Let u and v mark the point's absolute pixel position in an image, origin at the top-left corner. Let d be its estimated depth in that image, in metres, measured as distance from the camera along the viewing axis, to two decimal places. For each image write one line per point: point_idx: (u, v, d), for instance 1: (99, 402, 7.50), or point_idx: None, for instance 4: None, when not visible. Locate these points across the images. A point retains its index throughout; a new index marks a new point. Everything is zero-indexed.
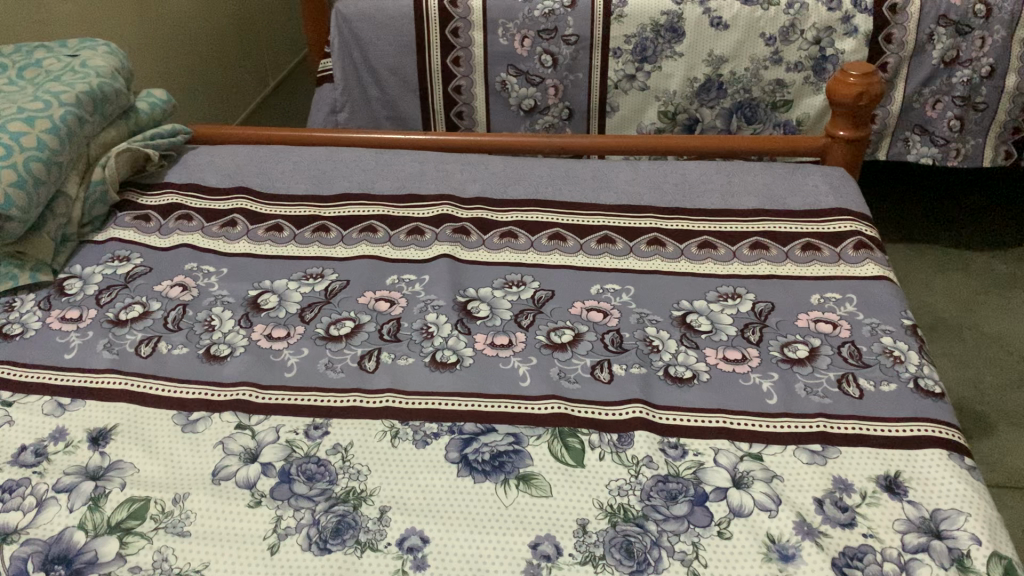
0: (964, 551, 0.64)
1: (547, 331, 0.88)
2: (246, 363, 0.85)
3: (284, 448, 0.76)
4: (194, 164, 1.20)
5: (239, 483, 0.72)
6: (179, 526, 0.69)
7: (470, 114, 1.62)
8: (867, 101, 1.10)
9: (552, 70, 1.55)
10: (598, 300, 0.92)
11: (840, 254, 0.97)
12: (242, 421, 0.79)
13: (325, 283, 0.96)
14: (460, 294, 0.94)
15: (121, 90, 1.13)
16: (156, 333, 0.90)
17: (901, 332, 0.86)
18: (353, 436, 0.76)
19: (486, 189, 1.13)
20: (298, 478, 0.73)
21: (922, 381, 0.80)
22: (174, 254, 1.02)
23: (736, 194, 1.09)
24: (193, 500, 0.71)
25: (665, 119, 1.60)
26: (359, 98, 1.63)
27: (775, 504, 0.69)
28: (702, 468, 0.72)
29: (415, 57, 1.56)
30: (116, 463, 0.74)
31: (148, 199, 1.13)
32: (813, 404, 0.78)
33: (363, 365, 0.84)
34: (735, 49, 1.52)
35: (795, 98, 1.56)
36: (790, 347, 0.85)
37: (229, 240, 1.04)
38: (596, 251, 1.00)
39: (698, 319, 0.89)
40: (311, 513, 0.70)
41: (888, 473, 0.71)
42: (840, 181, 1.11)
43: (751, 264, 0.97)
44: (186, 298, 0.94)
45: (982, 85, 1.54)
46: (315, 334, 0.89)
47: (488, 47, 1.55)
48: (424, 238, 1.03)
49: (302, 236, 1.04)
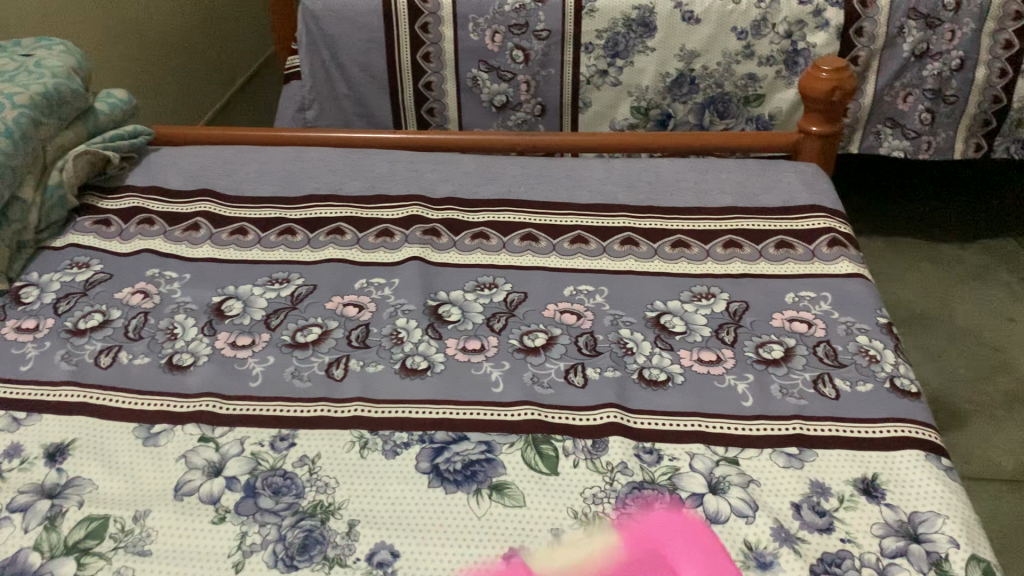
0: (941, 555, 0.63)
1: (521, 334, 0.86)
2: (210, 373, 0.83)
3: (250, 461, 0.73)
4: (157, 165, 1.17)
5: (203, 498, 0.70)
6: (138, 545, 0.67)
7: (441, 110, 1.60)
8: (840, 96, 1.10)
9: (523, 65, 1.53)
10: (572, 302, 0.91)
11: (814, 252, 0.96)
12: (206, 432, 0.76)
13: (291, 288, 0.93)
14: (431, 297, 0.92)
15: (78, 90, 1.10)
16: (117, 342, 0.87)
17: (876, 330, 0.85)
18: (321, 446, 0.74)
19: (458, 189, 1.11)
20: (264, 492, 0.70)
21: (899, 380, 0.79)
22: (136, 260, 0.99)
23: (710, 192, 1.08)
24: (155, 517, 0.69)
25: (638, 114, 1.58)
26: (328, 95, 1.60)
27: (753, 510, 0.67)
28: (678, 474, 0.71)
29: (385, 53, 1.54)
30: (74, 480, 0.72)
31: (108, 202, 1.10)
32: (789, 405, 0.77)
33: (331, 373, 0.82)
34: (708, 43, 1.50)
35: (767, 92, 1.55)
36: (765, 347, 0.84)
37: (193, 244, 1.02)
38: (570, 251, 0.99)
39: (672, 319, 0.88)
40: (277, 529, 0.68)
41: (866, 476, 0.70)
42: (814, 177, 1.10)
43: (725, 263, 0.96)
44: (147, 306, 0.92)
45: (953, 79, 1.54)
46: (282, 341, 0.86)
47: (459, 43, 1.52)
48: (394, 240, 1.01)
49: (268, 239, 1.02)
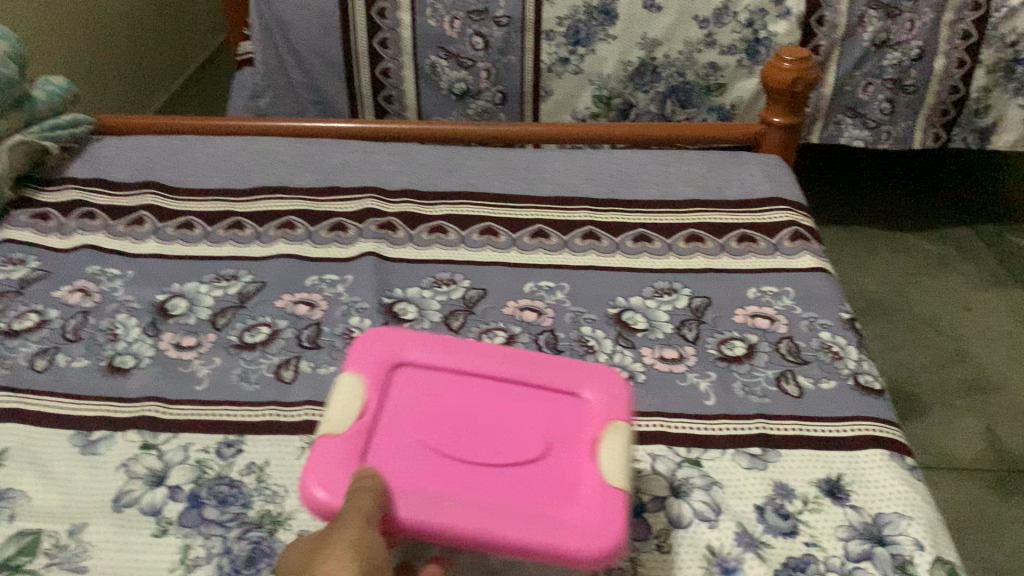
0: (907, 557, 0.62)
1: (479, 333, 0.84)
2: (153, 376, 0.79)
3: (194, 469, 0.70)
4: (99, 156, 1.12)
5: (143, 510, 0.67)
6: (74, 561, 0.63)
7: (399, 98, 1.56)
8: (802, 87, 1.09)
9: (483, 53, 1.50)
10: (531, 298, 0.88)
11: (776, 246, 0.95)
12: (147, 439, 0.73)
13: (240, 286, 0.90)
14: (386, 294, 0.89)
15: (12, 77, 1.04)
16: (54, 344, 0.83)
17: (839, 326, 0.84)
18: (269, 453, 0.71)
19: (415, 181, 1.08)
20: (209, 502, 0.67)
21: (862, 377, 0.78)
22: (75, 256, 0.94)
23: (672, 184, 1.06)
24: (92, 530, 0.65)
25: (600, 104, 1.56)
26: (281, 82, 1.55)
27: (716, 513, 0.66)
28: (640, 477, 0.69)
29: (340, 39, 1.49)
30: (5, 493, 0.68)
31: (46, 195, 1.05)
32: (751, 404, 0.76)
33: (281, 375, 0.79)
34: (669, 32, 1.48)
35: (729, 82, 1.53)
36: (727, 344, 0.82)
37: (136, 239, 0.97)
38: (529, 246, 0.96)
39: (634, 316, 0.86)
40: (223, 541, 0.64)
41: (830, 477, 0.69)
42: (776, 169, 1.09)
43: (687, 257, 0.94)
44: (87, 305, 0.87)
45: (912, 68, 1.54)
46: (229, 341, 0.83)
47: (416, 29, 1.48)
48: (347, 235, 0.98)
49: (216, 234, 0.98)
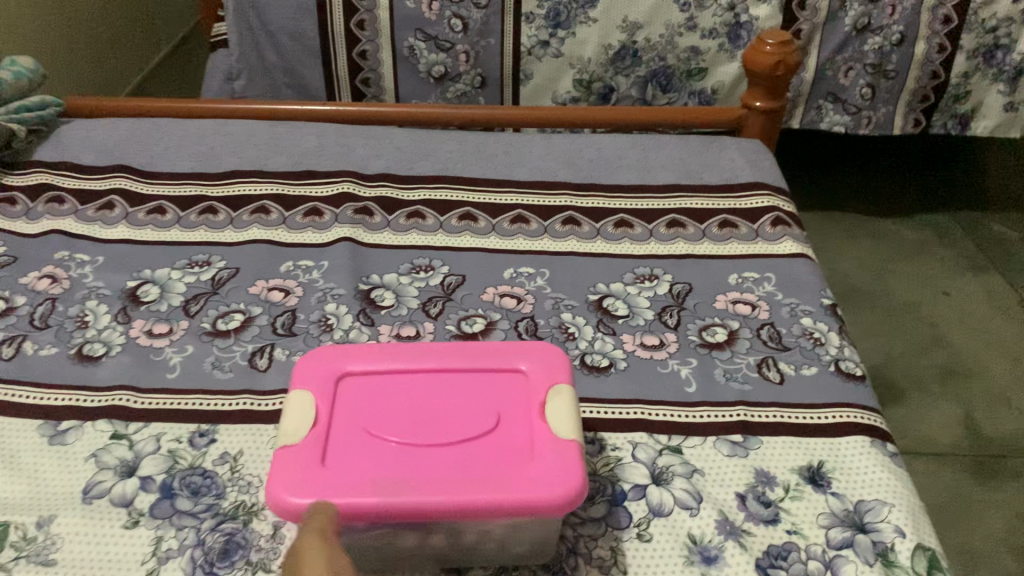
0: (888, 545, 0.62)
1: (458, 320, 0.82)
2: (124, 364, 0.77)
3: (166, 459, 0.68)
4: (67, 139, 1.09)
5: (114, 501, 0.65)
6: (42, 554, 0.62)
7: (376, 81, 1.53)
8: (784, 71, 1.08)
9: (462, 35, 1.47)
10: (511, 285, 0.87)
11: (758, 231, 0.94)
12: (118, 430, 0.71)
13: (213, 272, 0.88)
14: (363, 281, 0.87)
15: None
16: (21, 332, 0.80)
17: (820, 312, 0.83)
18: (243, 443, 0.70)
19: (392, 165, 1.06)
20: (182, 493, 0.66)
21: (843, 364, 0.77)
22: (43, 242, 0.92)
23: (653, 169, 1.05)
24: (60, 522, 0.64)
25: (580, 88, 1.55)
26: (257, 64, 1.52)
27: (697, 502, 0.65)
28: (620, 465, 0.68)
29: (316, 21, 1.47)
30: None
31: (13, 178, 1.02)
32: (732, 391, 0.75)
33: (255, 364, 0.77)
34: (651, 14, 1.46)
35: (710, 66, 1.52)
36: (708, 330, 0.81)
37: (106, 224, 0.95)
38: (509, 231, 0.95)
39: (615, 302, 0.85)
40: (196, 532, 0.63)
41: (811, 464, 0.68)
42: (757, 154, 1.08)
43: (668, 243, 0.93)
44: (55, 292, 0.85)
45: (893, 53, 1.53)
46: (201, 329, 0.81)
47: (393, 10, 1.45)
48: (324, 220, 0.96)
49: (189, 219, 0.96)
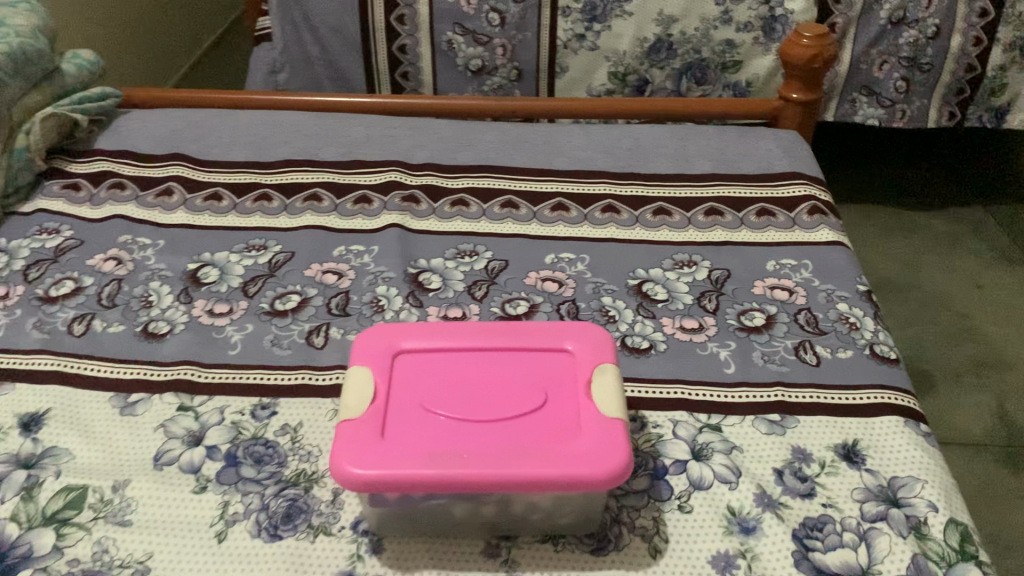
0: (920, 519, 0.64)
1: (502, 302, 0.85)
2: (187, 341, 0.81)
3: (230, 430, 0.72)
4: (126, 129, 1.14)
5: (183, 468, 0.69)
6: (119, 515, 0.66)
7: (416, 74, 1.57)
8: (821, 63, 1.10)
9: (500, 29, 1.50)
10: (553, 270, 0.90)
11: (794, 220, 0.97)
12: (184, 402, 0.75)
13: (269, 255, 0.92)
14: (411, 265, 0.91)
15: (44, 50, 1.08)
16: (90, 310, 0.85)
17: (856, 298, 0.85)
18: (302, 415, 0.74)
19: (436, 154, 1.10)
20: (246, 461, 0.70)
21: (878, 348, 0.80)
22: (107, 226, 0.97)
23: (691, 158, 1.08)
24: (135, 487, 0.68)
25: (615, 80, 1.56)
26: (299, 57, 1.56)
27: (736, 476, 0.68)
28: (661, 441, 0.71)
29: (358, 15, 1.50)
30: (51, 450, 0.71)
31: (77, 166, 1.07)
32: (770, 372, 0.78)
33: (311, 341, 0.81)
34: (686, 8, 1.48)
35: (745, 58, 1.53)
36: (746, 315, 0.84)
37: (165, 210, 0.99)
38: (550, 218, 0.98)
39: (654, 287, 0.88)
40: (260, 498, 0.67)
41: (847, 442, 0.71)
42: (793, 145, 1.10)
43: (706, 230, 0.96)
44: (121, 273, 0.90)
45: (928, 46, 1.55)
46: (260, 308, 0.85)
47: (433, 5, 1.49)
48: (372, 207, 1.00)
49: (243, 206, 1.00)
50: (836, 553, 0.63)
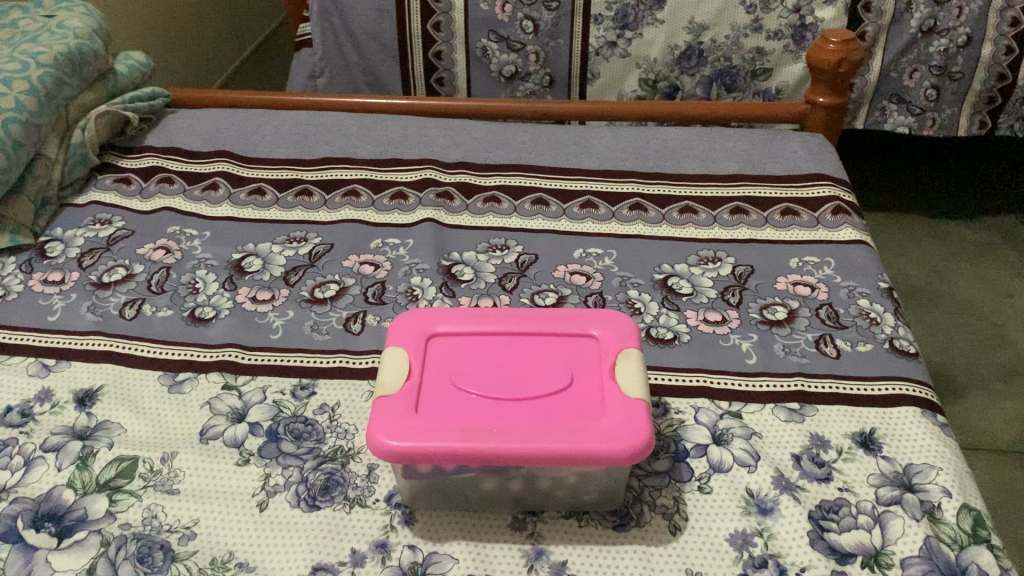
0: (934, 503, 0.66)
1: (532, 294, 0.89)
2: (231, 325, 0.85)
3: (272, 408, 0.76)
4: (175, 127, 1.20)
5: (227, 442, 0.73)
6: (167, 484, 0.69)
7: (451, 80, 1.61)
8: (847, 68, 1.12)
9: (533, 36, 1.53)
10: (580, 264, 0.93)
11: (818, 219, 0.99)
12: (228, 381, 0.79)
13: (309, 247, 0.96)
14: (445, 257, 0.94)
15: (99, 52, 1.14)
16: (140, 296, 0.90)
17: (877, 294, 0.87)
18: (340, 395, 0.77)
19: (470, 154, 1.14)
20: (286, 437, 0.73)
21: (898, 342, 0.82)
22: (156, 217, 1.02)
23: (718, 160, 1.11)
24: (182, 458, 0.72)
25: (646, 86, 1.59)
26: (338, 63, 1.61)
27: (755, 460, 0.70)
28: (683, 426, 0.74)
29: (395, 22, 1.54)
30: (103, 424, 0.75)
31: (128, 162, 1.13)
32: (791, 363, 0.80)
33: (348, 327, 0.85)
34: (716, 16, 1.50)
35: (775, 66, 1.55)
36: (768, 309, 0.86)
37: (211, 203, 1.04)
38: (579, 215, 1.01)
39: (680, 282, 0.90)
40: (299, 471, 0.70)
41: (864, 430, 0.73)
42: (819, 147, 1.13)
43: (731, 229, 0.98)
44: (169, 261, 0.94)
45: (959, 55, 1.55)
46: (300, 296, 0.89)
47: (468, 12, 1.52)
48: (408, 203, 1.04)
49: (285, 200, 1.04)
50: (850, 534, 0.65)
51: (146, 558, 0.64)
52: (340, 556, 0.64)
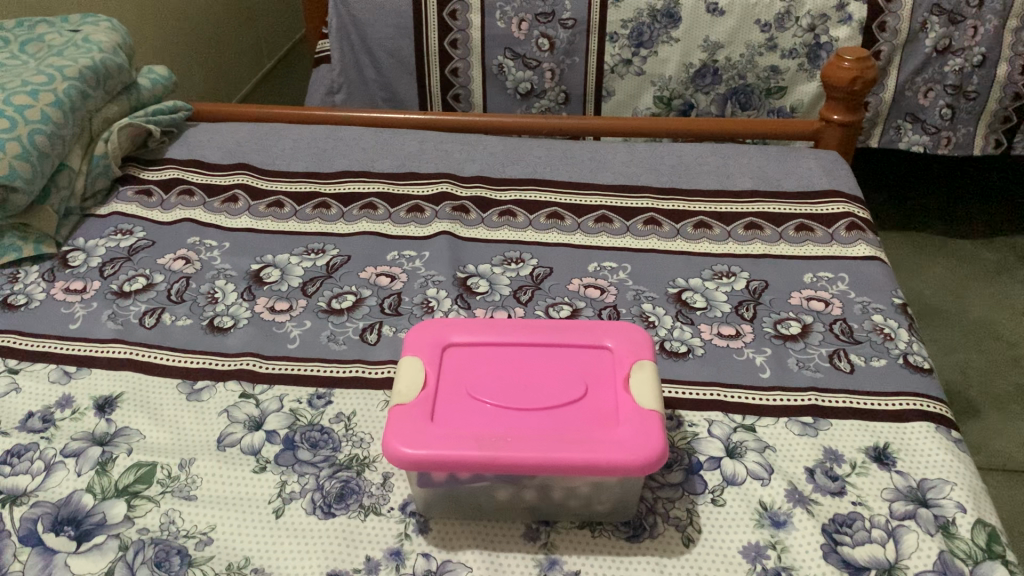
0: (949, 518, 0.66)
1: (546, 307, 0.89)
2: (249, 335, 0.87)
3: (288, 416, 0.77)
4: (196, 141, 1.22)
5: (244, 449, 0.74)
6: (184, 490, 0.70)
7: (466, 97, 1.62)
8: (861, 85, 1.12)
9: (549, 53, 1.55)
10: (595, 277, 0.94)
11: (832, 235, 0.99)
12: (246, 389, 0.80)
13: (327, 259, 0.98)
14: (460, 269, 0.95)
15: (122, 65, 1.16)
16: (161, 304, 0.91)
17: (891, 310, 0.88)
18: (356, 404, 0.78)
19: (486, 169, 1.15)
20: (302, 445, 0.74)
21: (912, 357, 0.82)
22: (176, 228, 1.03)
23: (732, 176, 1.12)
24: (199, 465, 0.72)
25: (661, 104, 1.60)
26: (356, 79, 1.63)
27: (768, 473, 0.70)
28: (697, 439, 0.74)
29: (413, 39, 1.56)
30: (123, 430, 0.76)
31: (150, 174, 1.15)
32: (805, 378, 0.80)
33: (365, 338, 0.86)
34: (731, 35, 1.51)
35: (790, 85, 1.56)
36: (783, 323, 0.87)
37: (230, 215, 1.06)
38: (594, 229, 1.02)
39: (693, 296, 0.91)
40: (315, 479, 0.71)
41: (878, 445, 0.73)
42: (833, 163, 1.13)
43: (745, 244, 0.99)
44: (189, 271, 0.96)
45: (974, 74, 1.55)
46: (317, 307, 0.90)
47: (485, 29, 1.54)
48: (424, 216, 1.05)
49: (303, 213, 1.06)
50: (864, 548, 0.64)
51: (163, 563, 0.64)
52: (355, 564, 0.64)
